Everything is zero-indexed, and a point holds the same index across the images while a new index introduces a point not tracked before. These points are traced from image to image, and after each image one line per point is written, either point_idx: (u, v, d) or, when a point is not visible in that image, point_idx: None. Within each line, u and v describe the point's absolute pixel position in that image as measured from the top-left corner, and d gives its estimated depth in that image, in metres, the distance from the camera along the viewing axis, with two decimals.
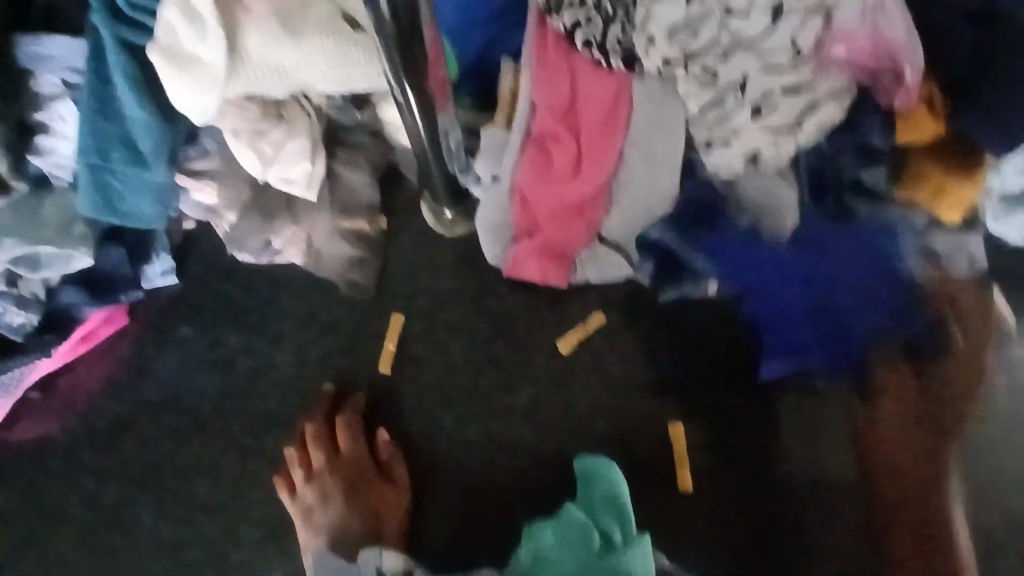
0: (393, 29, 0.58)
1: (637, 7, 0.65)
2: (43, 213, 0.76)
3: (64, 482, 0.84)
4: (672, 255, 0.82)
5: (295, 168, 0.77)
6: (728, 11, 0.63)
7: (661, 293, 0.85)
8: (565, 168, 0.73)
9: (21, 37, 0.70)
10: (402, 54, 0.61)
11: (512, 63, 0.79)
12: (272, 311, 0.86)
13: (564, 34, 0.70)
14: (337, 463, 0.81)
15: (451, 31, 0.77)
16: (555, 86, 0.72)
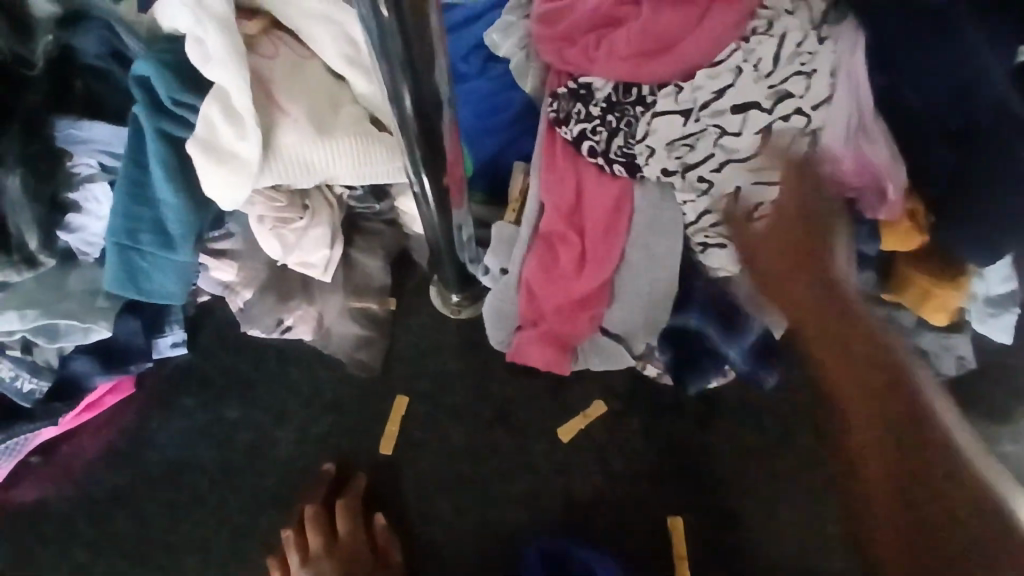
0: (417, 133, 0.63)
1: (639, 122, 0.72)
2: (69, 285, 0.78)
3: (54, 552, 0.83)
4: (701, 349, 0.80)
5: (316, 253, 0.82)
6: (722, 130, 0.70)
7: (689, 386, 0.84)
8: (569, 266, 0.77)
9: (61, 120, 0.73)
10: (422, 155, 0.66)
11: (522, 165, 0.88)
12: (277, 386, 0.87)
13: (572, 142, 0.77)
14: (335, 549, 0.78)
15: (468, 133, 0.88)
16: (562, 190, 0.77)
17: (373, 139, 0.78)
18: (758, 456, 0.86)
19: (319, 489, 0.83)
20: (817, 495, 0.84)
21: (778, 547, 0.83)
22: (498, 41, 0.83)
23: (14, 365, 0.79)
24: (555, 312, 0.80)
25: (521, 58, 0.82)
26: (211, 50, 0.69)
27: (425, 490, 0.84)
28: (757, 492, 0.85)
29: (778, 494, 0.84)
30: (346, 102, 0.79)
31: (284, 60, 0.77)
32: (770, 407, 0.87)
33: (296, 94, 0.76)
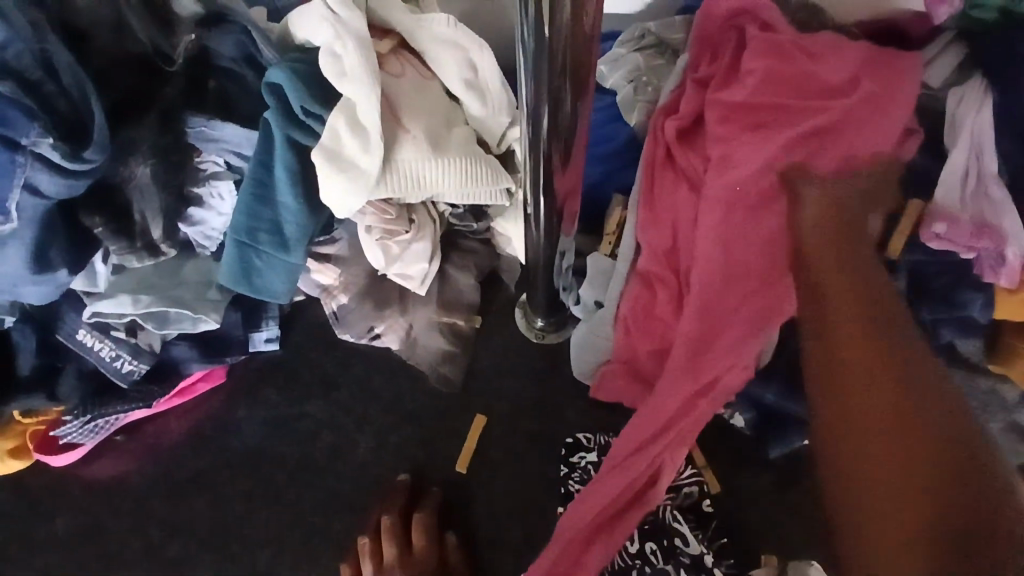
0: (547, 144, 0.66)
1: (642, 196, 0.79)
2: (182, 273, 0.82)
3: (132, 529, 0.85)
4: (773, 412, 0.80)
5: (414, 266, 0.85)
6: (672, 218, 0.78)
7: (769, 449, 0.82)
8: (640, 310, 0.78)
9: (193, 117, 0.76)
10: (546, 167, 0.68)
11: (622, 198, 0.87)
12: (362, 390, 0.89)
13: (648, 187, 0.79)
14: (409, 562, 0.79)
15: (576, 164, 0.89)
16: (659, 230, 0.78)
17: (480, 161, 0.80)
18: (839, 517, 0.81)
19: (396, 498, 0.83)
20: None
21: None
22: (606, 73, 0.87)
23: (116, 346, 0.83)
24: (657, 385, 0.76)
25: (629, 90, 0.85)
26: (345, 66, 0.72)
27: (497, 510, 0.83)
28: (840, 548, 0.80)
29: None
30: (458, 122, 0.82)
31: (410, 78, 0.80)
32: None
33: (416, 111, 0.79)
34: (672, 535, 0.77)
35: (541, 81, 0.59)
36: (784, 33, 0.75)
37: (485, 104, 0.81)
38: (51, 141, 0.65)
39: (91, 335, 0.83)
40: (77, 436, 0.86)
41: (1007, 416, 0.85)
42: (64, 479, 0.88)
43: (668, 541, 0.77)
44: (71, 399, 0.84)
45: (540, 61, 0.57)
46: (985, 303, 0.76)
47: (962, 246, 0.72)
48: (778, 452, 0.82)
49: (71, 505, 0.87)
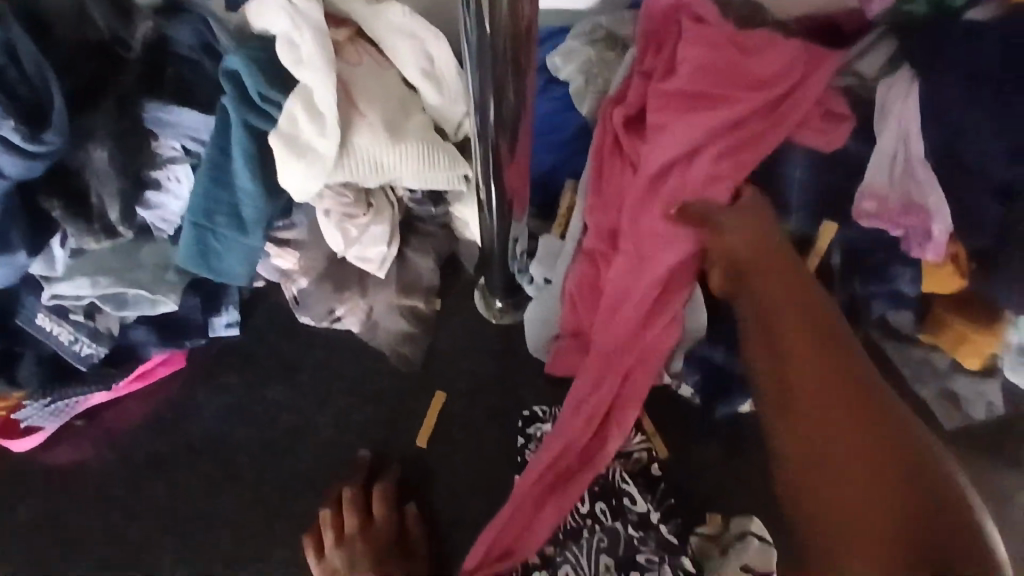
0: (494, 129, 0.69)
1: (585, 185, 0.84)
2: (140, 255, 0.83)
3: (92, 513, 0.85)
4: (720, 377, 0.83)
5: (372, 249, 0.87)
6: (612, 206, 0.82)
7: (717, 410, 0.86)
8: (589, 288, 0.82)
9: (149, 104, 0.77)
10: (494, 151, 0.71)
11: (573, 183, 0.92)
12: (324, 372, 0.91)
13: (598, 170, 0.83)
14: (370, 533, 0.82)
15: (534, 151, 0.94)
16: (605, 212, 0.82)
17: (438, 147, 0.83)
18: None
19: (357, 475, 0.85)
20: None
21: None
22: (559, 65, 0.89)
23: (75, 329, 0.83)
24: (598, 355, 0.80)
25: (581, 82, 0.88)
26: (301, 53, 0.75)
27: (455, 486, 0.86)
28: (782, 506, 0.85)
29: None
30: (415, 109, 0.85)
31: (367, 67, 0.82)
32: None
33: (373, 98, 0.81)
34: (621, 496, 0.81)
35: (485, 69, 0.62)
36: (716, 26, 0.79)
37: (443, 93, 0.84)
38: (12, 123, 0.66)
39: (50, 319, 0.83)
40: (40, 418, 0.86)
41: (939, 383, 0.91)
42: (21, 466, 0.87)
43: (616, 502, 0.81)
44: (30, 383, 0.84)
45: (481, 49, 0.60)
46: (915, 278, 0.82)
47: (892, 225, 0.78)
48: (723, 412, 0.86)
49: (30, 491, 0.86)
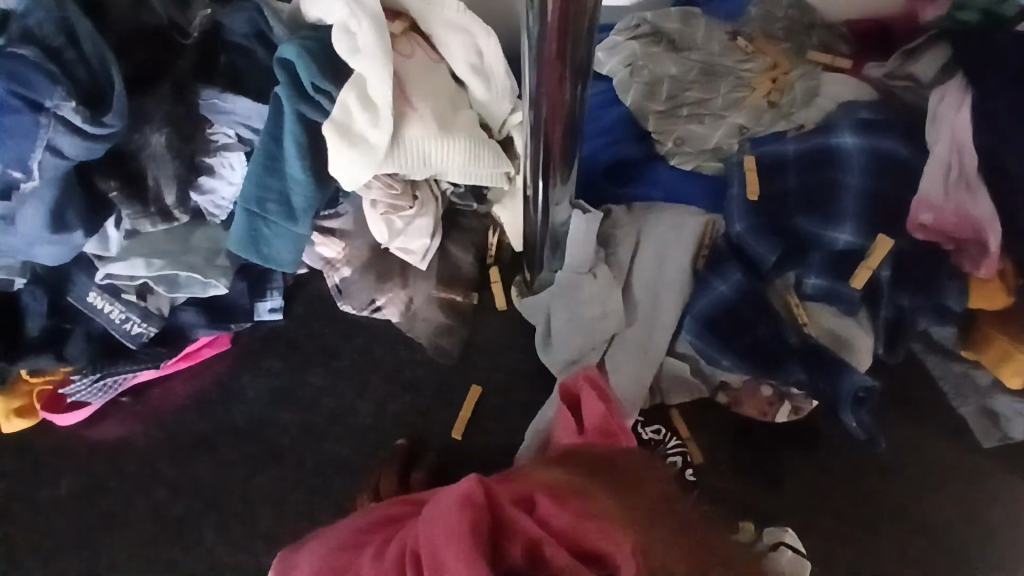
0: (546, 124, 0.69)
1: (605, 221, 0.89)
2: (193, 240, 0.84)
3: (136, 487, 0.88)
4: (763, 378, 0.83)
5: (416, 241, 0.88)
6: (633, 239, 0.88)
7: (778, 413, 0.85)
8: None
9: (206, 91, 0.79)
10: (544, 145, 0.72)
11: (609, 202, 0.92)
12: (362, 360, 0.92)
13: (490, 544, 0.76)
14: None
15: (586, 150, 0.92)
16: None
17: (484, 145, 0.85)
18: (816, 483, 0.86)
19: (392, 464, 0.85)
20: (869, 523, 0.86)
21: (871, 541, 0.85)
22: (603, 59, 0.90)
23: (126, 308, 0.85)
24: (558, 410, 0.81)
25: (624, 73, 0.89)
26: (361, 44, 0.76)
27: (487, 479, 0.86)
28: (813, 512, 0.86)
29: (842, 513, 0.86)
30: (464, 106, 0.86)
31: (419, 60, 0.84)
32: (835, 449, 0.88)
33: (425, 93, 0.82)
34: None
35: (544, 68, 0.63)
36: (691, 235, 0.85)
37: (491, 90, 0.86)
38: (73, 105, 0.67)
39: (101, 297, 0.85)
40: (86, 395, 0.89)
41: (981, 402, 0.89)
42: (70, 438, 0.91)
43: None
44: (80, 360, 0.86)
45: (541, 42, 0.60)
46: (962, 291, 0.82)
47: (944, 238, 0.80)
48: (785, 415, 0.85)
49: (77, 464, 0.90)
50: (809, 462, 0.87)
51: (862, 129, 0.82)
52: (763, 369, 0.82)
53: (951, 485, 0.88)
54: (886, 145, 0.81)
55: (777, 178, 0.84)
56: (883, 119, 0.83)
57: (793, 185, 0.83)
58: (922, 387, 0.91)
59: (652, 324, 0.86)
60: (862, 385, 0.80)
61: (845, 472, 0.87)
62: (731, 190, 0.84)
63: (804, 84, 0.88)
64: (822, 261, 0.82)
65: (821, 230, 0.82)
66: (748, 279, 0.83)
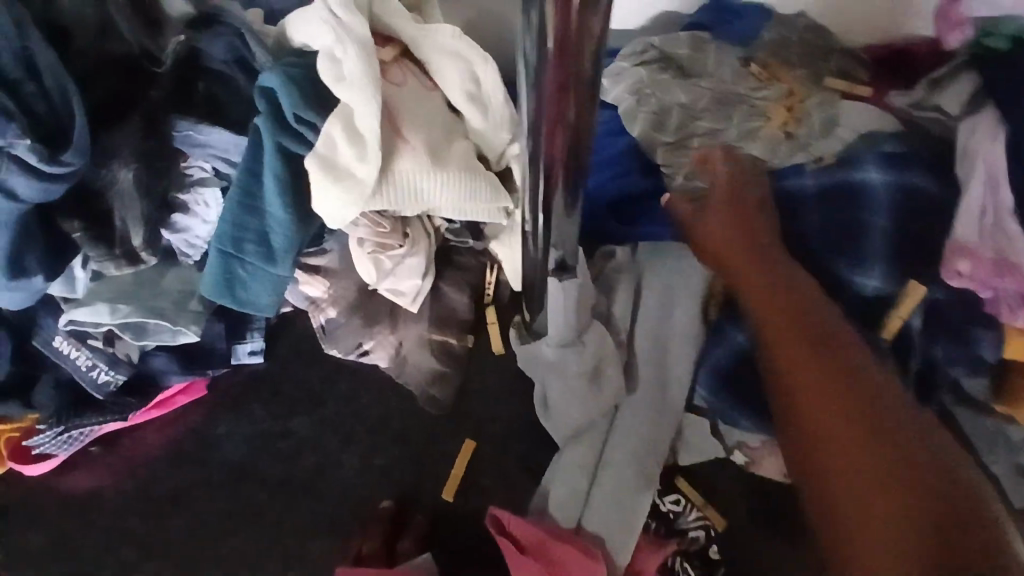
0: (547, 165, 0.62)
1: (605, 269, 0.84)
2: (164, 284, 0.78)
3: (102, 547, 0.81)
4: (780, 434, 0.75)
5: (406, 282, 0.82)
6: (638, 283, 0.84)
7: None
8: None
9: (181, 119, 0.73)
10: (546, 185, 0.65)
11: (609, 248, 0.86)
12: (349, 408, 0.86)
13: None
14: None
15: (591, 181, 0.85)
16: None
17: (481, 179, 0.79)
18: None
19: (379, 529, 0.78)
20: None
21: None
22: (608, 87, 0.86)
23: (93, 354, 0.79)
24: (560, 483, 0.76)
25: (631, 102, 0.84)
26: (345, 72, 0.71)
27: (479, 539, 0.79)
28: None
29: None
30: (459, 136, 0.80)
31: (411, 88, 0.78)
32: None
33: (417, 124, 0.77)
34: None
35: (544, 110, 0.57)
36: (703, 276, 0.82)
37: (488, 119, 0.80)
38: (27, 143, 0.61)
39: (68, 342, 0.79)
40: (51, 446, 0.82)
41: None
42: (33, 491, 0.84)
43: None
44: (47, 407, 0.80)
45: (542, 79, 0.54)
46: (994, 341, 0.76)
47: (981, 286, 0.73)
48: None
49: (40, 517, 0.83)
50: None
51: (888, 164, 0.77)
52: None
53: None
54: (915, 180, 0.77)
55: (796, 219, 0.80)
56: (909, 151, 0.78)
57: (813, 223, 0.79)
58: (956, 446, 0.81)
59: (661, 377, 0.79)
60: None
61: None
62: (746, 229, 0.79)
63: (822, 114, 0.82)
64: (847, 308, 0.76)
65: (845, 273, 0.77)
66: None
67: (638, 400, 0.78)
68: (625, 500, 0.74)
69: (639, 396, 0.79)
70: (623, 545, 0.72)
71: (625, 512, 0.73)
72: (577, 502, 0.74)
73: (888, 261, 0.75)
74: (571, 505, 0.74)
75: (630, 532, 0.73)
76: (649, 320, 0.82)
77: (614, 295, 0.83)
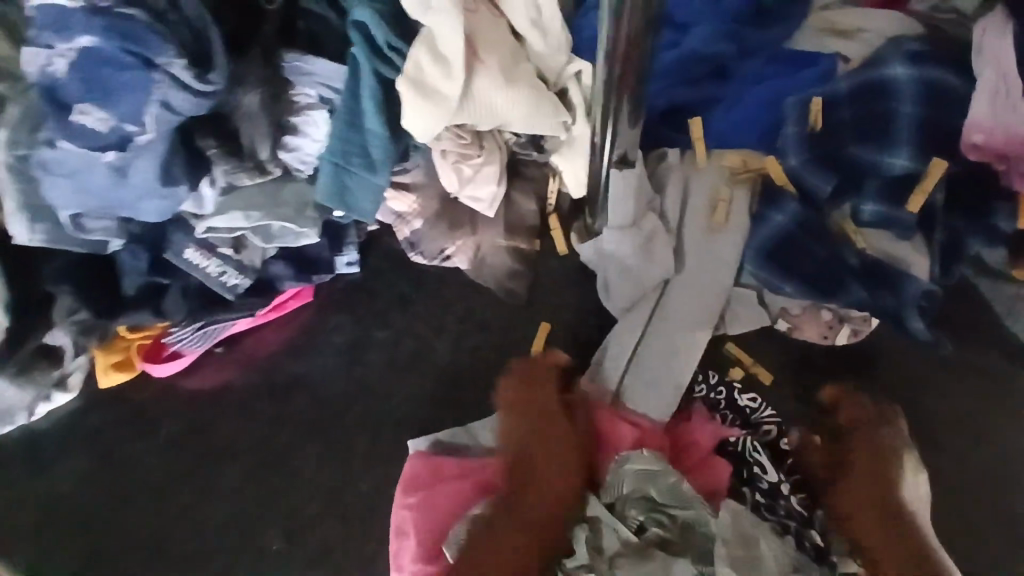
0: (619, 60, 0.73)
1: (656, 169, 0.94)
2: (283, 195, 0.89)
3: (236, 426, 0.95)
4: (821, 298, 0.86)
5: (484, 189, 0.94)
6: (687, 179, 0.93)
7: (837, 337, 0.90)
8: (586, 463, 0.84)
9: (288, 53, 0.85)
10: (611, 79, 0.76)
11: (658, 152, 0.95)
12: (437, 303, 0.98)
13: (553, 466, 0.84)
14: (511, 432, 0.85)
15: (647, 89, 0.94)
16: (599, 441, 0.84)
17: (545, 96, 0.90)
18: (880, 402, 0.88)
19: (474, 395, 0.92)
20: (927, 443, 0.88)
21: (930, 458, 0.87)
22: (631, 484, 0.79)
23: (222, 261, 0.92)
24: (623, 351, 0.88)
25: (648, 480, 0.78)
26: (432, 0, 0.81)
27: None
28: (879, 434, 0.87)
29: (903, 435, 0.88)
30: (523, 60, 0.91)
31: (483, 16, 0.88)
32: (891, 374, 0.90)
33: (491, 47, 0.87)
34: (751, 464, 0.82)
35: None
36: (743, 166, 0.92)
37: (548, 42, 0.90)
38: (183, 62, 0.73)
39: (199, 253, 0.92)
40: (186, 343, 0.96)
41: None
42: (171, 386, 0.98)
43: (747, 472, 0.82)
44: (178, 313, 0.93)
45: None
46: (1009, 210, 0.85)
47: (996, 158, 0.84)
48: (843, 337, 0.90)
49: (180, 408, 0.97)
50: (865, 376, 0.90)
51: (914, 59, 0.86)
52: (825, 295, 0.86)
53: (1007, 412, 0.89)
54: (934, 73, 0.86)
55: (831, 113, 0.88)
56: (932, 50, 0.87)
57: (847, 116, 0.88)
58: (972, 312, 0.93)
59: (713, 258, 0.90)
60: (918, 291, 0.85)
61: (904, 389, 0.90)
62: (786, 129, 0.90)
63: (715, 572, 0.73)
64: (878, 189, 0.86)
65: (876, 157, 0.86)
66: (804, 209, 0.88)
67: (689, 278, 0.90)
68: (684, 357, 0.87)
69: (692, 273, 0.90)
70: (676, 395, 0.86)
71: (684, 366, 0.87)
72: (628, 362, 0.87)
73: (912, 142, 0.84)
74: (631, 358, 0.87)
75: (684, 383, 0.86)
76: (694, 207, 0.92)
77: (665, 191, 0.93)
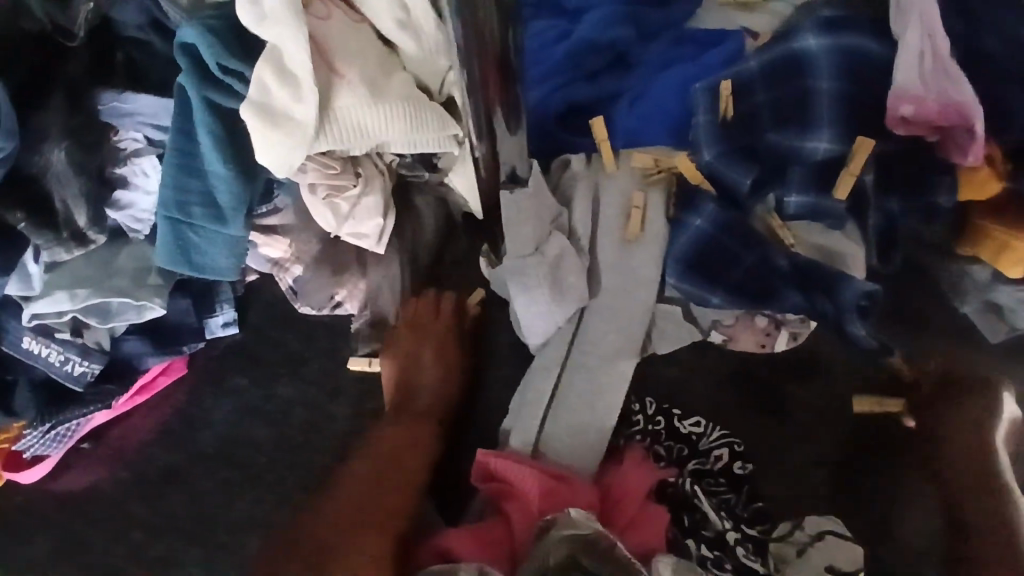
0: None
1: (563, 182, 0.84)
2: (119, 261, 0.76)
3: (113, 531, 0.83)
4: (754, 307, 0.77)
5: (368, 223, 0.80)
6: (597, 193, 0.83)
7: (776, 344, 0.81)
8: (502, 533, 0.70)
9: (105, 92, 0.71)
10: None
11: (564, 158, 0.85)
12: (332, 360, 0.86)
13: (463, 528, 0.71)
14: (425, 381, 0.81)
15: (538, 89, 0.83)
16: (516, 502, 0.71)
17: (426, 106, 0.75)
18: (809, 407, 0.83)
19: None
20: (866, 441, 0.83)
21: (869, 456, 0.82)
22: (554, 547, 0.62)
23: (64, 349, 0.78)
24: (542, 385, 0.79)
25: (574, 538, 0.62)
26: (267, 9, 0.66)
27: (464, 478, 0.82)
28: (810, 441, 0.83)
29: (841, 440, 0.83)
30: (396, 69, 0.76)
31: (337, 23, 0.73)
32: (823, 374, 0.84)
33: (351, 57, 0.73)
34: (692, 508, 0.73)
35: None
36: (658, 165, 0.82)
37: (421, 45, 0.74)
38: None
39: (36, 340, 0.78)
40: (43, 447, 0.82)
41: (981, 296, 0.81)
42: (36, 493, 0.85)
43: (688, 520, 0.73)
44: (28, 411, 0.80)
45: None
46: (951, 184, 0.75)
47: (927, 130, 0.74)
48: (783, 343, 0.81)
49: (47, 518, 0.84)
50: (795, 376, 0.84)
51: (826, 28, 0.76)
52: (757, 303, 0.76)
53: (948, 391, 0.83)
54: (851, 41, 0.75)
55: (745, 96, 0.77)
56: (851, 14, 0.77)
57: (762, 98, 0.77)
58: (911, 294, 0.85)
59: (631, 275, 0.80)
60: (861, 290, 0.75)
61: (839, 385, 0.84)
62: (696, 119, 0.78)
63: None
64: (801, 176, 0.76)
65: (797, 141, 0.76)
66: (724, 209, 0.77)
67: (606, 300, 0.80)
68: (606, 390, 0.79)
69: (608, 296, 0.80)
70: (602, 436, 0.78)
71: (609, 401, 0.78)
72: (546, 403, 0.79)
73: (834, 121, 0.75)
74: (548, 397, 0.79)
75: (608, 419, 0.78)
76: (606, 218, 0.82)
77: (572, 203, 0.83)
